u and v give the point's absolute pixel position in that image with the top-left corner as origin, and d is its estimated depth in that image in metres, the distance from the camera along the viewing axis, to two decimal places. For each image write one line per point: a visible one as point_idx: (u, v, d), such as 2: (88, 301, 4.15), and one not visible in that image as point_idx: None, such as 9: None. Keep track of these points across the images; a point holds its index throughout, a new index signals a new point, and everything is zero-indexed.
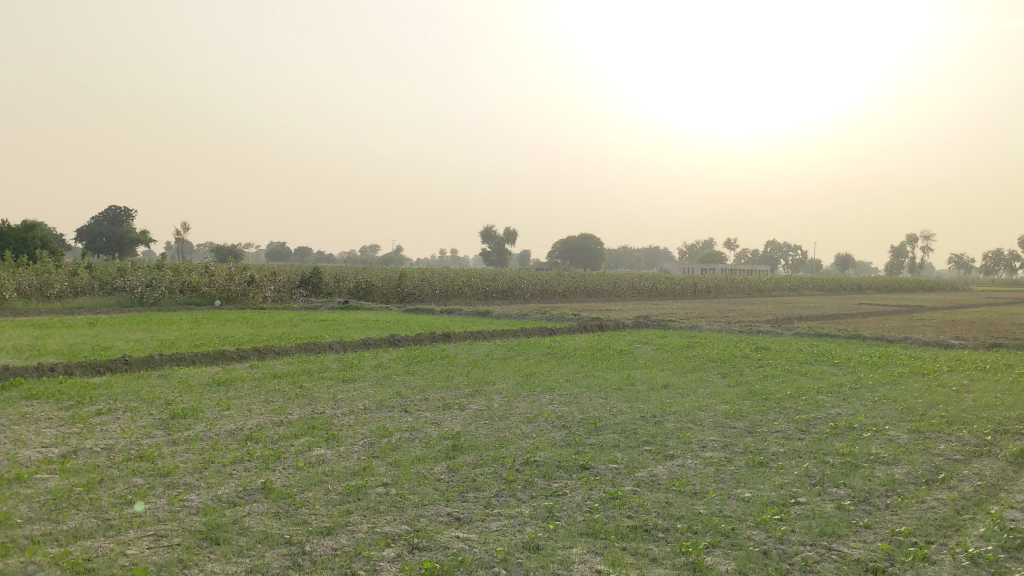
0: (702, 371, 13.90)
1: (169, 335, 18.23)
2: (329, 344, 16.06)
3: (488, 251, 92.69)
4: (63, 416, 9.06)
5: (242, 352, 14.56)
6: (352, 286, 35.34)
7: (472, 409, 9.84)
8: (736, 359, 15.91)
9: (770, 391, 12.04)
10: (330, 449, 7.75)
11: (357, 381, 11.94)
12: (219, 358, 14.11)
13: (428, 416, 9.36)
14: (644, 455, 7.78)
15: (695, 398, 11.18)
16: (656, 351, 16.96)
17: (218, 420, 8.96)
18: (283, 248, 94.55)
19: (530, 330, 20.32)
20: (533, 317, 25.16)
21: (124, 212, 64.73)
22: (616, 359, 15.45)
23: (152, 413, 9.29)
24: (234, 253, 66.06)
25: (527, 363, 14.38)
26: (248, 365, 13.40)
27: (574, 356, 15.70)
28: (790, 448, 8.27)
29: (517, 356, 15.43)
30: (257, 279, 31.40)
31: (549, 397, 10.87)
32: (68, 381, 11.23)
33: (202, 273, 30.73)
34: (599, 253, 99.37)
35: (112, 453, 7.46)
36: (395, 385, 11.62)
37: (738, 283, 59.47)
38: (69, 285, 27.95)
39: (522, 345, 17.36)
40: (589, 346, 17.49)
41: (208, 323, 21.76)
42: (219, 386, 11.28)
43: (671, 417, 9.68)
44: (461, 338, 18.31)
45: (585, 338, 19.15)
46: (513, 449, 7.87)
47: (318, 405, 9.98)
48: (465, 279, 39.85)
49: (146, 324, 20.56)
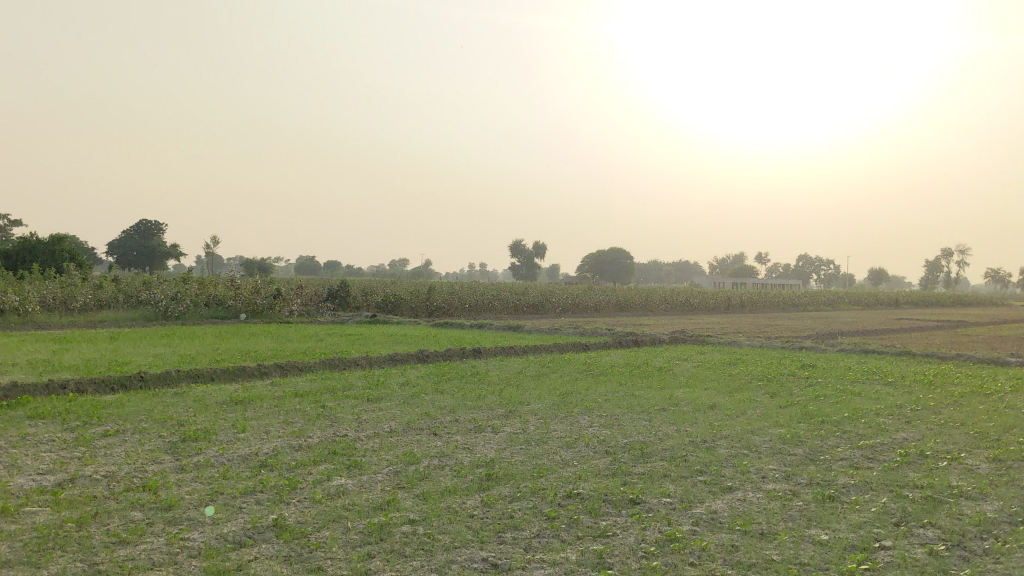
0: (749, 391, 13.05)
1: (191, 350, 17.63)
2: (355, 360, 15.39)
3: (518, 265, 92.01)
4: (66, 438, 8.40)
5: (263, 368, 13.90)
6: (380, 299, 34.75)
7: (506, 432, 9.08)
8: (783, 377, 15.05)
9: (826, 413, 11.17)
10: (352, 478, 7.03)
11: (383, 400, 11.22)
12: (239, 374, 13.46)
13: (459, 440, 8.61)
14: (699, 487, 6.99)
15: (746, 420, 10.35)
16: (698, 368, 16.11)
17: (232, 444, 8.26)
18: (313, 263, 94.44)
19: (564, 346, 19.52)
20: (566, 332, 24.40)
21: (154, 225, 64.79)
22: (656, 377, 14.63)
23: (162, 435, 8.61)
24: (263, 267, 65.96)
25: (562, 381, 13.60)
26: (270, 382, 12.73)
27: (612, 373, 14.91)
28: (860, 480, 7.43)
29: (552, 372, 14.67)
30: (284, 292, 30.86)
31: (589, 419, 10.09)
32: (77, 398, 10.60)
33: (228, 286, 30.26)
34: (629, 267, 98.37)
35: (113, 481, 6.76)
36: (424, 404, 10.89)
37: (773, 298, 58.31)
38: (93, 298, 27.54)
39: (556, 361, 16.58)
40: (626, 363, 16.68)
41: (232, 337, 21.19)
42: (237, 405, 10.60)
43: (723, 442, 8.86)
44: (492, 354, 17.58)
45: (622, 354, 18.34)
46: (553, 480, 7.11)
47: (341, 427, 9.27)
48: (495, 293, 39.14)
49: (169, 339, 20.00)
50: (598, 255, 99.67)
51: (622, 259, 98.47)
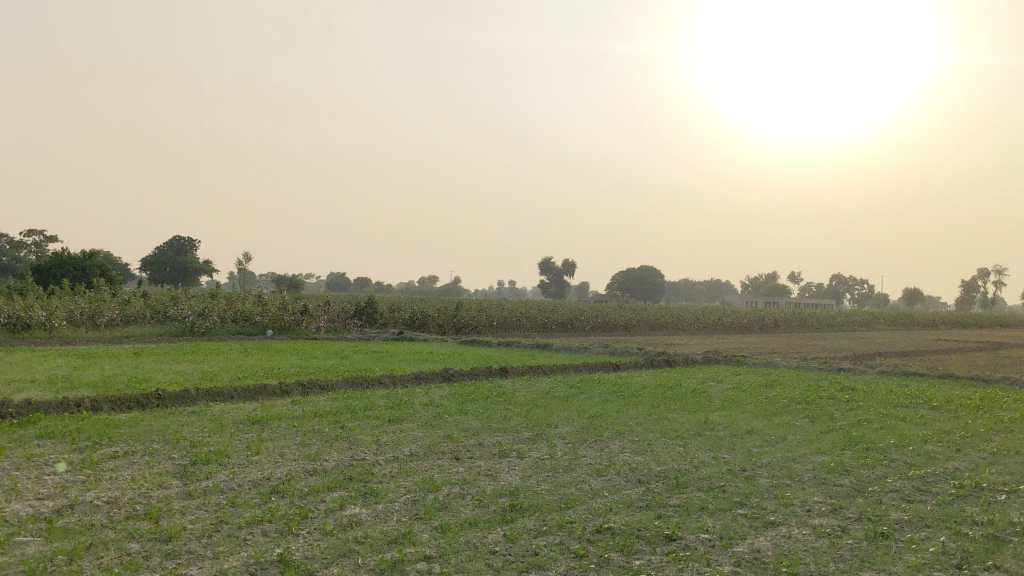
0: (787, 415, 12.46)
1: (214, 366, 17.33)
2: (379, 378, 14.99)
3: (547, 283, 91.54)
4: (73, 460, 8.04)
5: (285, 387, 13.51)
6: (407, 316, 34.42)
7: (533, 458, 8.61)
8: (822, 400, 14.45)
9: (871, 439, 10.56)
10: (366, 507, 6.59)
11: (405, 421, 10.78)
12: (260, 393, 13.08)
13: (482, 466, 8.15)
14: (740, 522, 6.48)
15: (786, 447, 9.80)
16: (732, 390, 15.54)
17: (244, 467, 7.85)
18: (343, 280, 94.54)
19: (593, 365, 19.01)
20: (596, 351, 23.87)
21: (188, 241, 64.98)
22: (689, 400, 14.09)
23: (172, 457, 8.22)
24: (295, 284, 66.04)
25: (591, 402, 13.11)
26: (290, 401, 12.34)
27: (643, 395, 14.38)
28: (914, 515, 6.88)
29: (581, 393, 14.18)
30: (311, 308, 30.58)
31: (620, 444, 9.59)
32: (90, 417, 10.25)
33: (256, 302, 30.07)
34: (659, 285, 97.53)
35: (113, 508, 6.36)
36: (447, 426, 10.44)
37: (807, 317, 57.36)
38: (120, 313, 27.39)
39: (585, 381, 16.08)
40: (658, 384, 16.14)
41: (257, 354, 20.88)
42: (254, 425, 10.21)
43: (764, 471, 8.33)
44: (519, 373, 17.11)
45: (654, 375, 17.80)
46: (581, 512, 6.63)
47: (360, 449, 8.84)
48: (524, 311, 38.67)
49: (193, 355, 19.71)
50: (628, 273, 98.94)
51: (652, 277, 97.67)
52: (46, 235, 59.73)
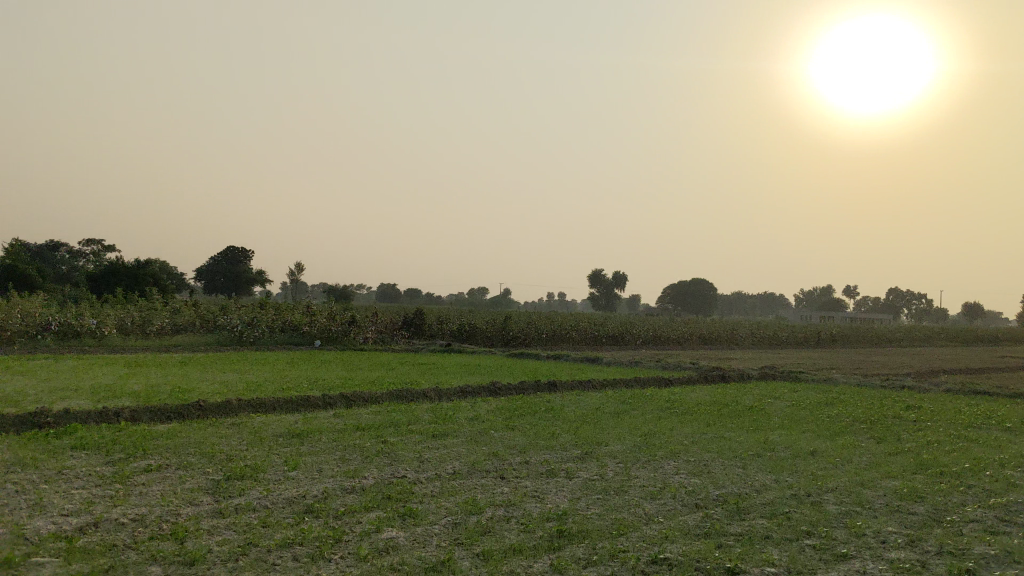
0: (851, 436, 11.82)
1: (259, 377, 17.11)
2: (424, 391, 14.60)
3: (598, 295, 90.83)
4: (104, 473, 7.75)
5: (328, 399, 13.19)
6: (456, 328, 34.09)
7: (582, 479, 8.13)
8: (888, 420, 13.74)
9: (943, 463, 9.91)
10: (404, 530, 6.18)
11: (449, 436, 10.37)
12: (302, 405, 12.78)
13: (529, 487, 7.71)
14: (808, 554, 5.95)
15: (852, 470, 9.19)
16: (791, 409, 14.87)
17: (279, 484, 7.49)
18: (393, 291, 94.71)
19: (645, 380, 18.43)
20: (648, 365, 23.29)
21: (241, 251, 65.49)
22: (746, 418, 13.47)
23: (206, 472, 7.90)
24: (346, 294, 66.23)
25: (643, 420, 12.57)
26: (332, 414, 12.01)
27: (698, 412, 13.80)
28: (1001, 549, 6.28)
29: (632, 410, 13.64)
30: (359, 319, 30.40)
31: (674, 465, 9.07)
32: (127, 429, 9.99)
33: (304, 312, 29.99)
34: (711, 298, 96.21)
35: (139, 527, 6.03)
36: (493, 443, 10.01)
37: (864, 333, 56.02)
38: (170, 321, 27.44)
39: (637, 397, 15.52)
40: (713, 401, 15.53)
41: (303, 365, 20.66)
42: (293, 439, 9.87)
43: (830, 497, 7.77)
44: (568, 388, 16.61)
45: (708, 391, 17.16)
46: (635, 539, 6.15)
47: (401, 466, 8.44)
48: (574, 323, 38.16)
49: (239, 366, 19.53)
50: (680, 286, 97.75)
51: (704, 290, 96.36)
52: (103, 245, 60.65)
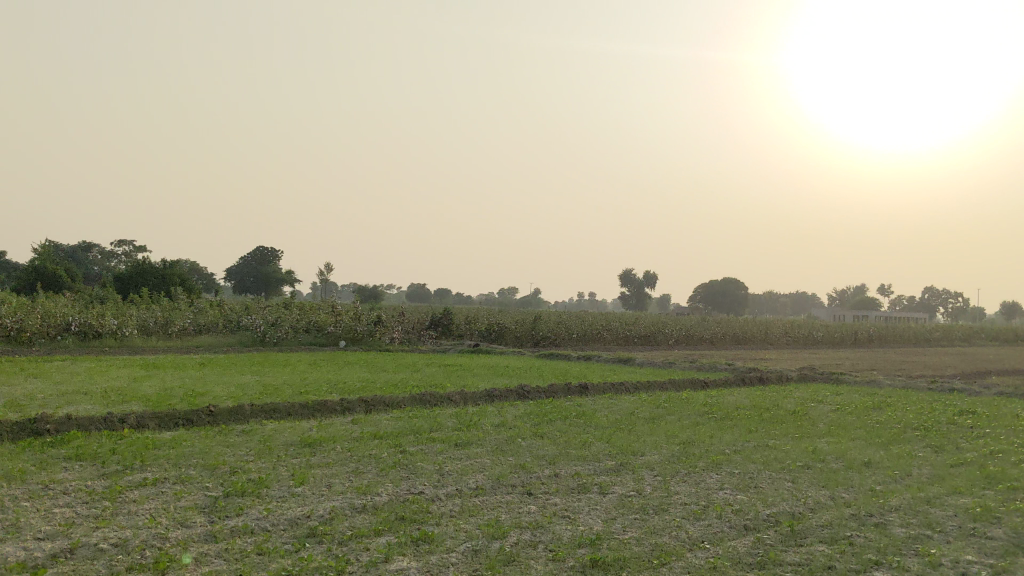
0: (907, 444, 10.96)
1: (279, 380, 16.50)
2: (448, 395, 13.90)
3: (628, 295, 89.86)
4: (94, 489, 7.09)
5: (346, 403, 12.52)
6: (483, 328, 33.39)
7: (617, 495, 7.37)
8: (942, 426, 12.85)
9: (1013, 476, 9.05)
10: (417, 559, 5.46)
11: (472, 445, 9.65)
12: (319, 411, 12.11)
13: (559, 505, 6.96)
14: None
15: (914, 485, 8.36)
16: (837, 414, 14.01)
17: (282, 502, 6.79)
18: (422, 292, 94.23)
19: (679, 383, 17.61)
20: (682, 367, 22.46)
21: (271, 252, 65.22)
22: (790, 424, 12.63)
23: (204, 487, 7.22)
24: (375, 294, 65.80)
25: (681, 426, 11.78)
26: (350, 420, 11.32)
27: (738, 418, 12.98)
28: None
29: (669, 415, 12.85)
30: (385, 319, 29.76)
31: (717, 479, 8.30)
32: (129, 438, 9.35)
33: (329, 312, 29.41)
34: (743, 297, 94.91)
35: (118, 556, 5.35)
36: (520, 453, 9.28)
37: (902, 332, 54.75)
38: (192, 322, 26.95)
39: (672, 401, 14.72)
40: (753, 405, 14.70)
41: (326, 366, 20.06)
42: (305, 448, 9.19)
43: (896, 517, 6.96)
44: (600, 391, 15.84)
45: (747, 395, 16.32)
46: (678, 570, 5.39)
47: (418, 480, 7.72)
48: (604, 323, 37.33)
49: (259, 367, 18.92)
50: (711, 285, 96.51)
51: (736, 290, 95.01)
52: (134, 244, 60.66)
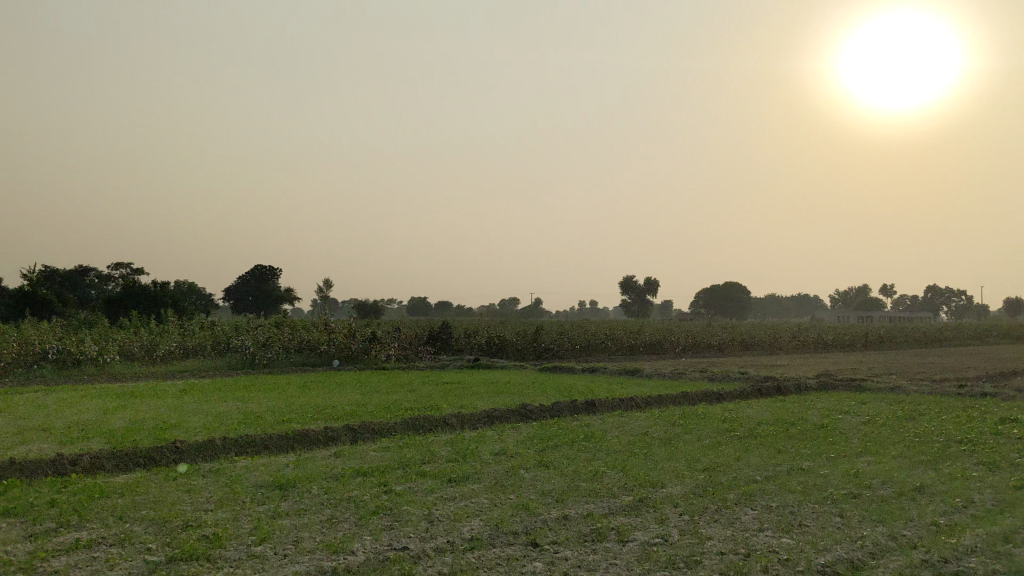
0: (957, 462, 9.80)
1: (262, 406, 15.31)
2: (444, 418, 12.73)
3: (630, 303, 88.77)
4: (12, 557, 5.90)
5: (331, 433, 11.35)
6: (483, 341, 32.21)
7: (641, 544, 6.19)
8: (987, 438, 11.67)
9: None
10: None
11: (469, 482, 8.47)
12: (300, 444, 10.93)
13: (570, 560, 5.78)
14: None
15: (984, 516, 7.18)
16: (868, 427, 12.85)
17: (236, 569, 5.60)
18: (423, 307, 93.08)
19: (693, 396, 16.44)
20: (694, 377, 21.29)
21: (271, 270, 64.03)
22: (820, 441, 11.46)
23: (146, 551, 6.04)
24: (376, 310, 64.68)
25: (701, 449, 10.61)
26: (332, 454, 10.15)
27: (763, 435, 11.79)
28: None
29: (686, 436, 11.67)
30: (381, 335, 28.59)
31: (753, 517, 7.13)
32: (75, 485, 8.16)
33: (321, 330, 28.25)
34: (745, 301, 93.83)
35: None
36: (522, 490, 8.10)
37: (912, 332, 53.60)
38: (179, 345, 25.77)
39: (687, 418, 13.55)
40: (776, 420, 13.53)
41: (316, 388, 18.88)
42: (276, 492, 8.00)
43: (977, 563, 5.80)
44: (609, 408, 14.66)
45: (768, 408, 15.15)
46: None
47: (404, 531, 6.55)
48: (608, 333, 36.17)
49: (245, 392, 17.75)
50: (713, 290, 95.39)
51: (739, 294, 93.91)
52: (130, 268, 59.62)
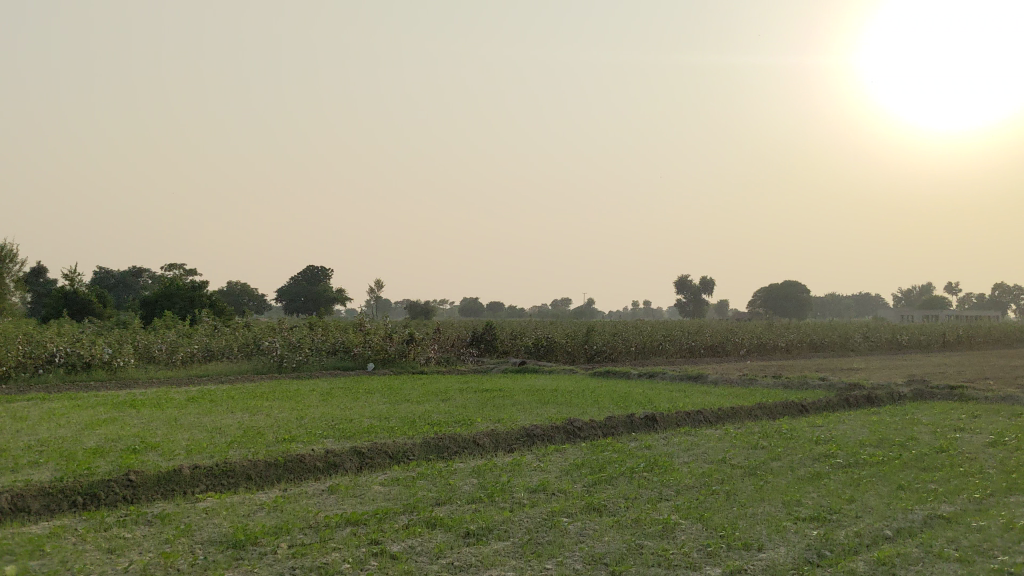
0: None
1: (271, 419, 13.27)
2: (474, 438, 10.53)
3: (685, 303, 86.04)
4: None
5: (333, 459, 9.20)
6: (531, 343, 29.93)
7: None
8: None
9: None
10: None
11: (492, 539, 6.23)
12: (291, 472, 8.79)
13: None
14: None
15: None
16: (1000, 451, 10.34)
17: None
18: (475, 307, 91.32)
19: (772, 407, 14.06)
20: (765, 384, 18.82)
21: (322, 271, 62.56)
22: (948, 471, 9.02)
23: None
24: (426, 310, 62.96)
25: (798, 486, 8.25)
26: (324, 491, 7.98)
27: (872, 464, 9.38)
28: None
29: (774, 464, 9.31)
30: (419, 336, 26.50)
31: None
32: None
33: (357, 331, 26.23)
34: (805, 300, 90.46)
35: None
36: (565, 554, 5.84)
37: (991, 333, 50.21)
38: (201, 347, 23.91)
39: (770, 438, 11.16)
40: (880, 440, 11.10)
41: (340, 397, 16.83)
42: (227, 555, 5.82)
43: None
44: (673, 424, 12.32)
45: (862, 424, 12.70)
46: None
47: None
48: (666, 334, 33.69)
49: (259, 402, 15.73)
50: (772, 288, 92.17)
51: (798, 293, 90.50)
52: (181, 268, 58.63)
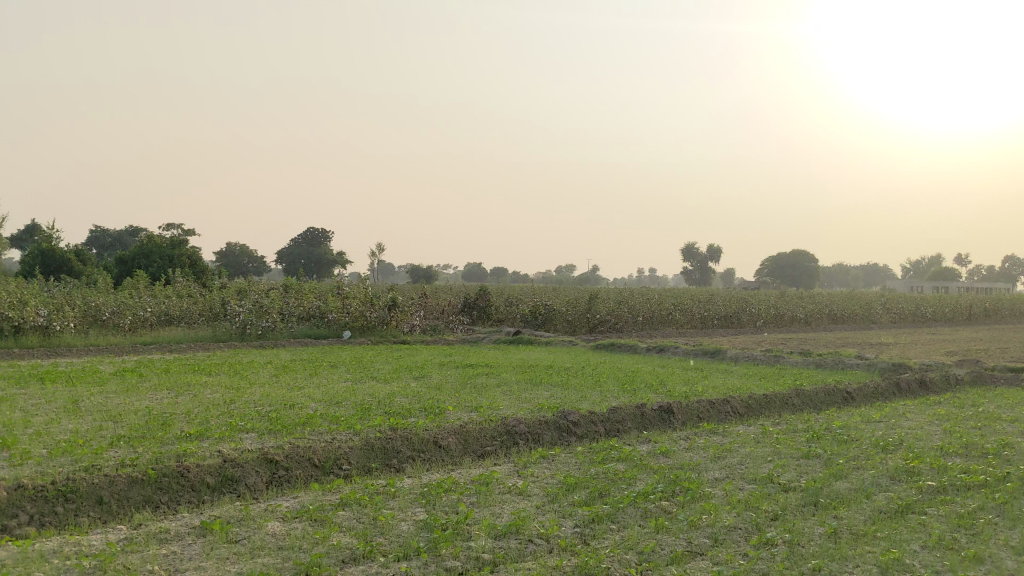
0: None
1: (198, 401, 10.77)
2: (434, 438, 7.95)
3: (692, 270, 83.47)
4: None
5: (230, 473, 6.63)
6: (528, 311, 27.37)
7: None
8: None
9: None
10: None
11: None
12: (163, 493, 6.23)
13: None
14: None
15: None
16: None
17: None
18: (479, 274, 88.93)
19: (812, 395, 11.49)
20: (794, 363, 16.28)
21: (322, 233, 59.97)
22: None
23: None
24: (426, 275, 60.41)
25: (888, 528, 5.68)
26: (194, 529, 5.41)
27: (977, 488, 6.80)
28: None
29: (842, 487, 6.74)
30: (403, 302, 23.96)
31: None
32: None
33: (336, 294, 23.65)
34: (815, 270, 87.70)
35: None
36: None
37: (1017, 307, 47.64)
38: (156, 310, 21.33)
39: (822, 441, 8.58)
40: (969, 447, 8.50)
41: (296, 371, 14.35)
42: None
43: None
44: (691, 418, 9.77)
45: (931, 419, 10.13)
46: None
47: None
48: (676, 303, 31.11)
49: (197, 378, 13.21)
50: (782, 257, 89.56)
51: (809, 261, 87.66)
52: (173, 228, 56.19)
